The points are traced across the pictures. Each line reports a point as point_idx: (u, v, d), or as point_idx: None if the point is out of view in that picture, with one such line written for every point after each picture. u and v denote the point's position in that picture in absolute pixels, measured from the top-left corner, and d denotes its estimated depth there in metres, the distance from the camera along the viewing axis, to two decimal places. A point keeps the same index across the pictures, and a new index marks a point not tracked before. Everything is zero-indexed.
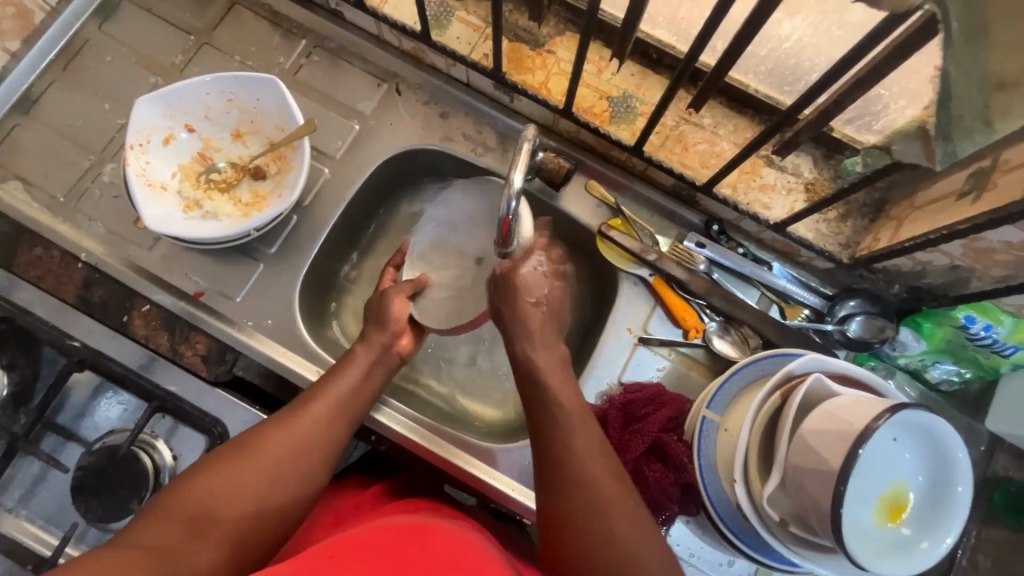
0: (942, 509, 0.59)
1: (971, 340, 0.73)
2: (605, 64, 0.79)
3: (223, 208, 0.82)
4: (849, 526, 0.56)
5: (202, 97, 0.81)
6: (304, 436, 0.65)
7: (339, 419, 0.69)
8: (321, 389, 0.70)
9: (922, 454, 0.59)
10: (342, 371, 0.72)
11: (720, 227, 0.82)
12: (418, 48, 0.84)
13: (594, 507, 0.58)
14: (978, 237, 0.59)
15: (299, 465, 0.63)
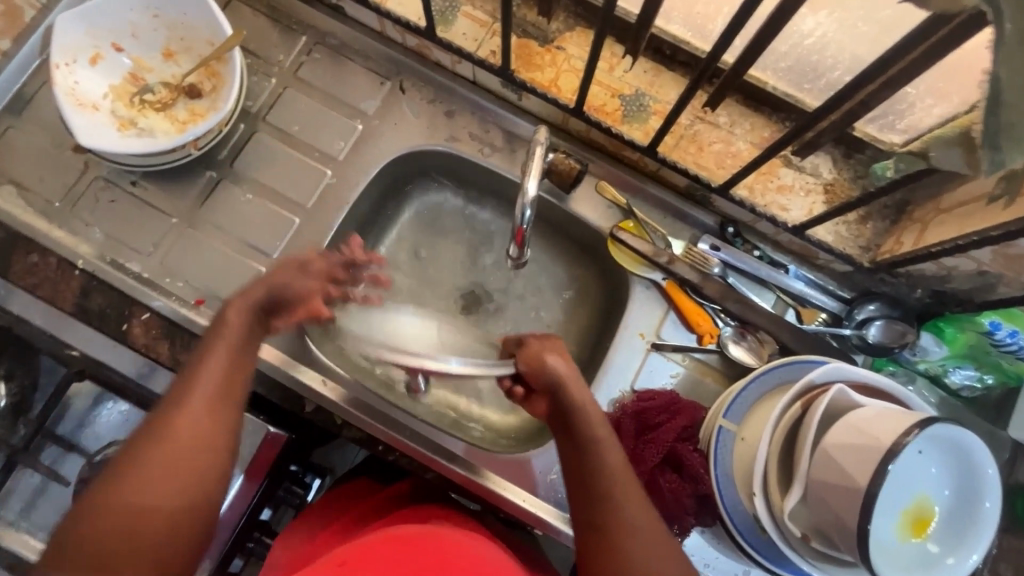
0: (968, 526, 0.57)
1: (995, 347, 0.71)
2: (617, 61, 0.76)
3: (159, 125, 0.79)
4: (873, 542, 0.54)
5: (124, 12, 0.78)
6: (186, 429, 0.54)
7: (222, 394, 0.57)
8: (193, 376, 0.57)
9: (947, 469, 0.57)
10: (206, 348, 0.59)
11: (735, 229, 0.80)
12: (422, 45, 0.81)
13: (633, 552, 0.55)
14: (1010, 243, 0.57)
15: (199, 457, 0.54)
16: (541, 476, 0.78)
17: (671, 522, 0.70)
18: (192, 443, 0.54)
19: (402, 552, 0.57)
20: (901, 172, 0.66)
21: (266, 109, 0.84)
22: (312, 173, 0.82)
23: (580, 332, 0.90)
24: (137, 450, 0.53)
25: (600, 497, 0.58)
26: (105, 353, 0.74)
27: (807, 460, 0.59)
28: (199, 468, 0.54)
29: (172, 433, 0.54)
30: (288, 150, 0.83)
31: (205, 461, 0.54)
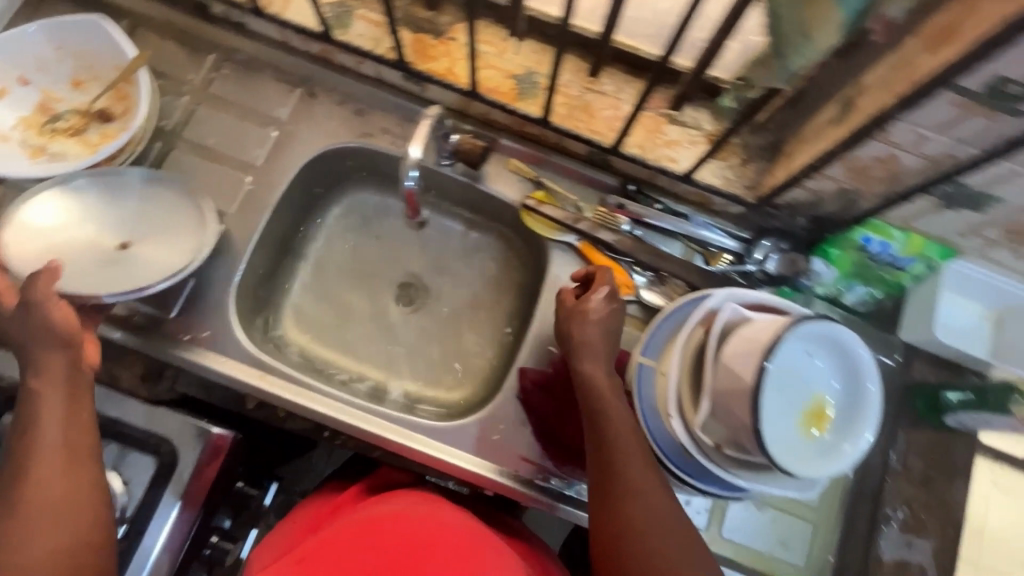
0: (857, 411, 0.64)
1: (873, 259, 0.78)
2: (505, 45, 0.82)
3: (71, 151, 0.81)
4: (771, 435, 0.60)
5: (27, 47, 0.80)
6: (40, 491, 0.59)
7: (63, 448, 0.61)
8: (30, 449, 0.60)
9: (829, 362, 0.63)
10: (35, 422, 0.61)
11: (637, 186, 0.87)
12: (324, 49, 0.86)
13: (644, 521, 0.62)
14: (852, 156, 0.64)
15: (54, 506, 0.59)
16: (486, 441, 0.79)
17: None
18: (48, 501, 0.59)
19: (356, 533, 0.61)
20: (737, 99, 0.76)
21: (181, 126, 0.87)
22: (232, 181, 0.85)
23: (512, 304, 0.94)
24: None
25: (614, 469, 0.65)
26: None
27: (711, 373, 0.65)
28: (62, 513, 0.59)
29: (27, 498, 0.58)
30: (206, 162, 0.86)
31: (75, 501, 0.60)
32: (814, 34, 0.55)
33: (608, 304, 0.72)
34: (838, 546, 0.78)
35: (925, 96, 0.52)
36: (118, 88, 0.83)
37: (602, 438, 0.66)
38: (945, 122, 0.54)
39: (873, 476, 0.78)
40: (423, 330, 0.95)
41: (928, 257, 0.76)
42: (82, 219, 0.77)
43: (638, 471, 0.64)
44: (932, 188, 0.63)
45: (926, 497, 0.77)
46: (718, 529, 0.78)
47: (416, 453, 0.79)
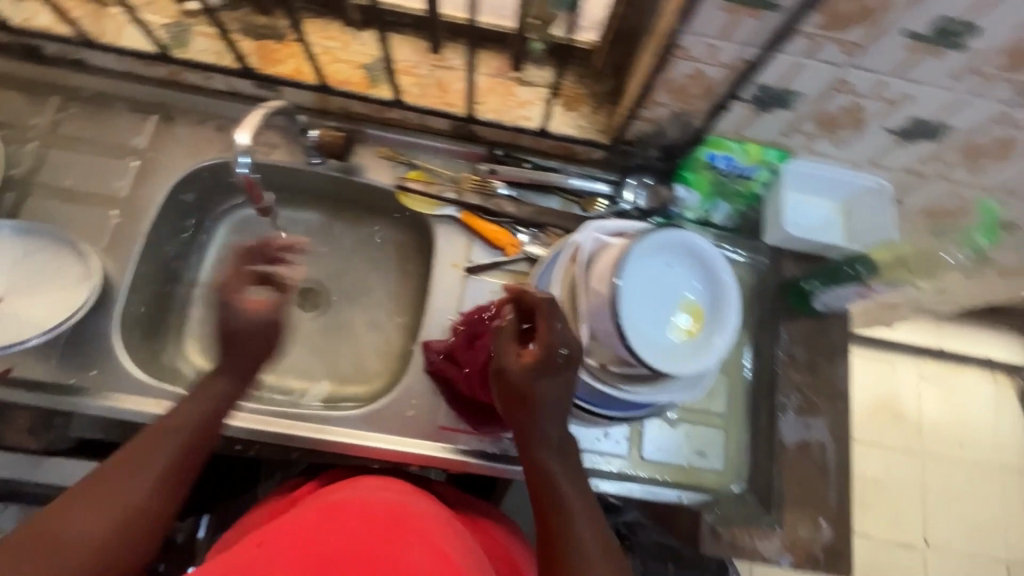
0: (720, 307, 0.69)
1: (724, 175, 0.85)
2: (348, 38, 0.86)
3: None
4: (642, 339, 0.65)
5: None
6: (186, 460, 0.59)
7: (194, 451, 0.61)
8: (172, 423, 0.61)
9: (687, 269, 0.70)
10: (197, 399, 0.64)
11: (503, 151, 0.90)
12: (170, 71, 0.86)
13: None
14: (668, 78, 0.70)
15: (168, 489, 0.57)
16: (401, 417, 0.80)
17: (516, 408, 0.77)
18: (174, 480, 0.58)
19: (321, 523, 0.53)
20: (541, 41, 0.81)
21: (33, 172, 0.84)
22: (97, 217, 0.83)
23: (413, 289, 0.95)
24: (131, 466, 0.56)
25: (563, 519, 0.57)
26: None
27: (583, 299, 0.68)
28: (161, 505, 0.56)
29: (172, 462, 0.58)
30: (66, 204, 0.84)
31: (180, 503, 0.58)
32: None
33: (569, 373, 0.61)
34: (748, 445, 0.82)
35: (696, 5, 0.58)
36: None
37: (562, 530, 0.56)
38: (724, 27, 0.61)
39: (765, 372, 0.84)
40: (330, 331, 0.94)
41: (769, 162, 0.83)
42: None
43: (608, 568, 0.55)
44: (741, 93, 0.70)
45: (814, 381, 0.83)
46: (639, 453, 0.81)
47: (333, 444, 0.78)
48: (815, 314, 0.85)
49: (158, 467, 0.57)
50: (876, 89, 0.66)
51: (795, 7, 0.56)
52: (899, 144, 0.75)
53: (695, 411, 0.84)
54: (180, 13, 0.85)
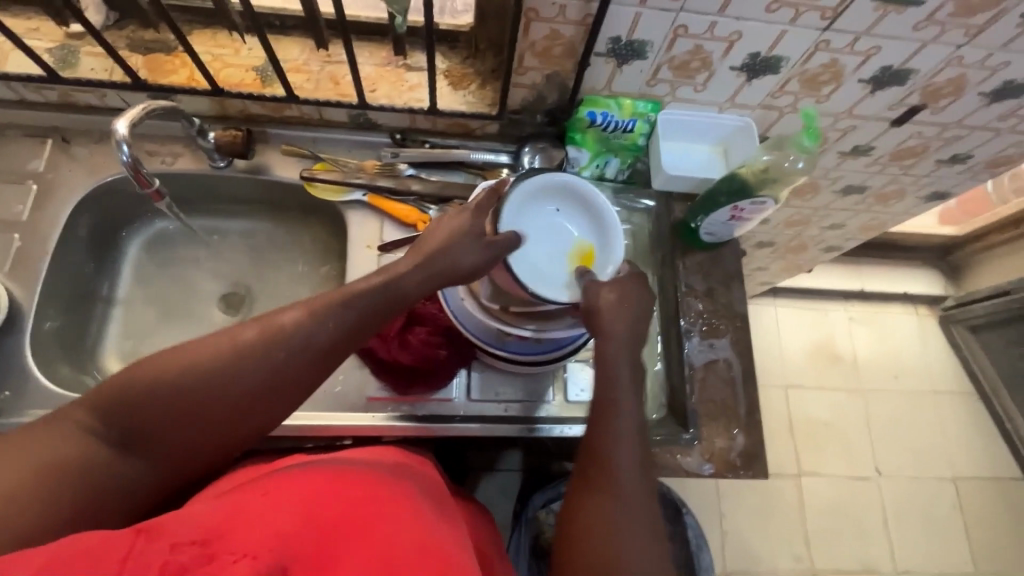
0: (605, 240, 0.76)
1: (607, 132, 0.91)
2: (237, 45, 0.89)
3: None
4: (531, 275, 0.70)
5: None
6: (229, 389, 0.56)
7: (320, 354, 0.60)
8: (343, 309, 0.61)
9: (568, 209, 0.76)
10: (351, 302, 0.62)
11: (403, 135, 0.96)
12: (62, 93, 0.87)
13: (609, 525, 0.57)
14: (531, 42, 0.77)
15: (204, 416, 0.56)
16: (330, 394, 0.83)
17: (436, 365, 0.82)
18: (209, 410, 0.56)
19: (328, 490, 0.53)
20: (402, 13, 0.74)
21: None
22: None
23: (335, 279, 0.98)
24: (146, 372, 0.55)
25: (600, 455, 0.61)
26: None
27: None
28: (199, 431, 0.57)
29: (198, 387, 0.56)
30: None
31: (230, 431, 0.58)
32: None
33: (640, 301, 0.70)
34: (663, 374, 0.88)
35: None
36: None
37: (603, 459, 0.61)
38: None
39: (670, 305, 0.91)
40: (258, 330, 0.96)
41: (643, 113, 0.90)
42: None
43: (635, 497, 0.59)
44: (597, 48, 0.77)
45: (713, 306, 0.90)
46: (564, 397, 0.85)
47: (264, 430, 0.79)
48: (707, 247, 0.93)
49: (193, 382, 0.55)
50: (710, 29, 0.75)
51: None
52: (747, 80, 0.84)
53: None
54: (65, 36, 0.87)
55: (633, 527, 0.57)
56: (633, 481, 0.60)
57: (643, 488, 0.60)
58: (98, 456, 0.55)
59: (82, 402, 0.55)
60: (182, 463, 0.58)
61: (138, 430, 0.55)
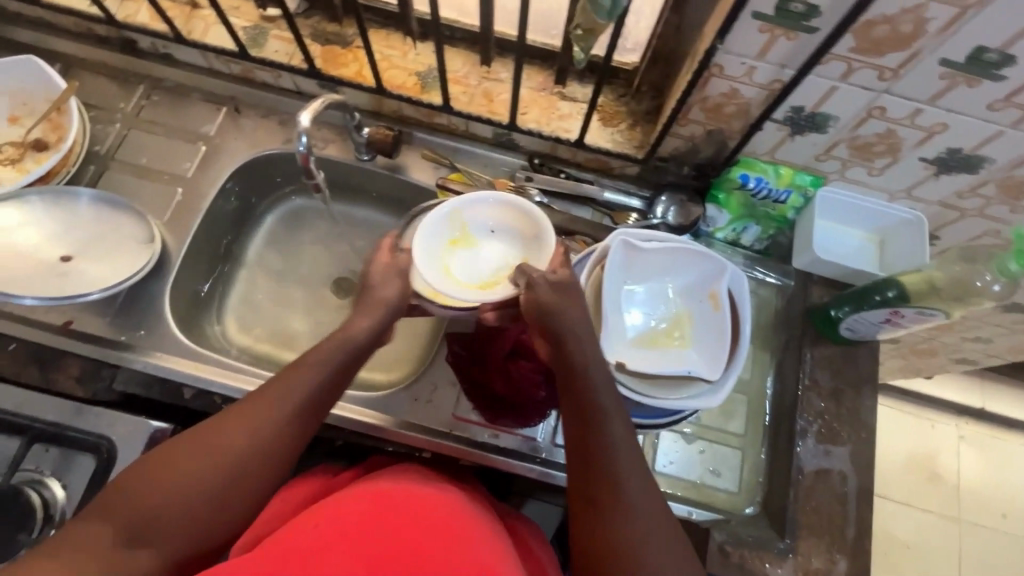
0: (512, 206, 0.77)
1: (755, 197, 0.86)
2: (406, 48, 0.92)
3: (6, 176, 0.87)
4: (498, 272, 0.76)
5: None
6: (228, 466, 0.56)
7: (313, 398, 0.62)
8: (316, 367, 0.63)
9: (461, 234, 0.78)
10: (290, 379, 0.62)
11: (541, 160, 0.95)
12: (245, 68, 0.94)
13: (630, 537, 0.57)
14: (705, 96, 0.73)
15: (211, 494, 0.55)
16: (421, 401, 0.83)
17: (530, 402, 0.79)
18: (238, 486, 0.57)
19: (375, 511, 0.55)
20: (586, 50, 0.68)
21: (113, 149, 0.93)
22: (164, 193, 0.91)
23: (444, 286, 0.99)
24: (150, 470, 0.55)
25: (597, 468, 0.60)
26: None
27: (608, 290, 0.72)
28: (220, 511, 0.56)
29: (203, 470, 0.56)
30: (139, 179, 0.92)
31: (238, 502, 0.57)
32: None
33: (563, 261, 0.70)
34: (765, 466, 0.82)
35: (735, 26, 0.61)
36: (51, 119, 0.89)
37: (590, 462, 0.61)
38: (761, 48, 0.63)
39: (786, 395, 0.84)
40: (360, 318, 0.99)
41: (801, 186, 0.83)
42: (20, 224, 0.81)
43: (645, 509, 0.59)
44: (775, 114, 0.72)
45: (837, 409, 0.82)
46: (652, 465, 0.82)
47: (354, 422, 0.81)
48: (841, 341, 0.84)
49: (213, 464, 0.56)
50: (911, 116, 0.67)
51: (831, 29, 0.59)
52: (934, 175, 0.75)
53: (713, 429, 0.84)
54: (260, 17, 0.93)
55: (640, 518, 0.58)
56: (631, 471, 0.60)
57: (642, 476, 0.60)
58: (115, 553, 0.50)
59: (97, 510, 0.52)
60: (204, 545, 0.55)
61: (149, 529, 0.52)
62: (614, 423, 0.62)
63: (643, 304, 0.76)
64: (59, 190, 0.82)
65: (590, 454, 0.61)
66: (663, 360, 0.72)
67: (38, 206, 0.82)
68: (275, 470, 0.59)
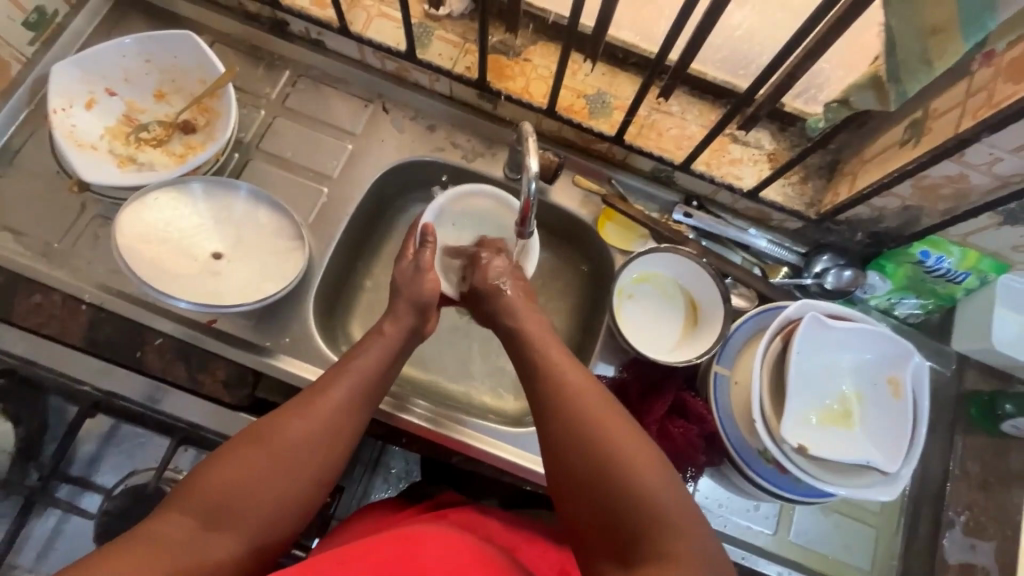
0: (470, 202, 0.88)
1: (928, 273, 0.82)
2: (578, 67, 0.87)
3: (158, 160, 0.83)
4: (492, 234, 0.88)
5: (117, 59, 0.82)
6: (286, 452, 0.60)
7: (363, 400, 0.67)
8: (351, 365, 0.69)
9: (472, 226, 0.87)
10: (335, 379, 0.67)
11: (699, 203, 0.90)
12: (401, 68, 0.89)
13: (626, 495, 0.55)
14: (923, 175, 0.69)
15: (283, 478, 0.59)
16: None
17: (685, 463, 0.78)
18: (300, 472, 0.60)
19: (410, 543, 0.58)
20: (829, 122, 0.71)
21: (257, 137, 0.89)
22: (310, 193, 0.87)
23: (573, 318, 0.96)
24: (222, 460, 0.58)
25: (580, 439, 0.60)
26: (119, 386, 0.75)
27: (791, 368, 0.70)
28: (286, 493, 0.59)
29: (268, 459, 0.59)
30: (283, 173, 0.88)
31: (301, 489, 0.60)
32: (935, 63, 0.49)
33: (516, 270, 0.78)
34: (900, 549, 0.81)
35: (1007, 121, 0.57)
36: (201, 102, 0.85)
37: (569, 418, 0.62)
38: (1020, 145, 0.60)
39: (931, 483, 0.82)
40: (486, 339, 0.96)
41: (981, 271, 0.80)
42: (177, 214, 0.78)
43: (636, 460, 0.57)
44: (997, 206, 0.68)
45: (985, 502, 0.80)
46: (785, 534, 0.81)
47: (496, 457, 0.82)
48: (995, 432, 0.82)
49: (275, 454, 0.60)
50: None
51: None
52: None
53: (852, 505, 0.83)
54: (425, 15, 0.88)
55: (606, 431, 0.59)
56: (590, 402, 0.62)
57: (600, 407, 0.62)
58: (190, 532, 0.54)
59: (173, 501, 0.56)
60: (272, 530, 0.59)
61: (224, 512, 0.56)
62: (567, 374, 0.65)
63: (814, 381, 0.73)
64: (218, 181, 0.79)
65: (556, 382, 0.65)
66: (837, 445, 0.70)
67: (197, 198, 0.80)
68: (336, 459, 0.63)
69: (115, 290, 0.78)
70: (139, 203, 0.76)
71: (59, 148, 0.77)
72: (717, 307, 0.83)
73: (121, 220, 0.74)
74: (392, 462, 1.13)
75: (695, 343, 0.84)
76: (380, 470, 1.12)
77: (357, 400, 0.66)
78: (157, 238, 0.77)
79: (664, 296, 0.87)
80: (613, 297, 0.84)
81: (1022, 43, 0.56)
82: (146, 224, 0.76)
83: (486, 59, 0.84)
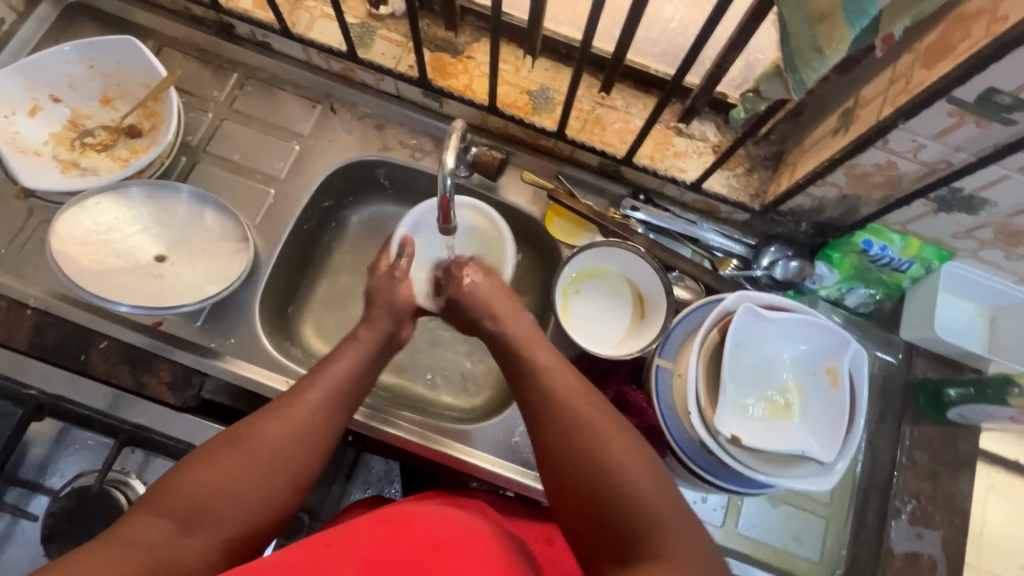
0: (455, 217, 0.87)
1: (874, 263, 0.81)
2: (520, 63, 0.87)
3: (101, 164, 0.84)
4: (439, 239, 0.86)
5: (60, 66, 0.83)
6: (262, 454, 0.60)
7: (338, 402, 0.68)
8: (325, 370, 0.70)
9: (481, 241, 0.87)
10: (308, 384, 0.67)
11: (646, 196, 0.90)
12: (347, 68, 0.89)
13: (619, 487, 0.54)
14: (854, 163, 0.69)
15: (259, 479, 0.59)
16: (510, 440, 0.82)
17: None
18: (275, 473, 0.60)
19: (387, 539, 0.54)
20: (750, 112, 0.70)
21: (206, 141, 0.89)
22: (257, 195, 0.88)
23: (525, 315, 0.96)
24: (199, 462, 0.58)
25: (570, 435, 0.59)
26: (63, 389, 0.76)
27: (726, 360, 0.70)
28: (262, 494, 0.59)
29: (243, 462, 0.59)
30: (231, 175, 0.88)
31: (277, 491, 0.60)
32: (826, 51, 0.50)
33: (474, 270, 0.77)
34: (850, 539, 0.81)
35: (923, 107, 0.57)
36: (146, 106, 0.86)
37: (558, 413, 0.61)
38: (941, 130, 0.59)
39: (880, 472, 0.82)
40: (440, 337, 0.96)
41: (925, 259, 0.79)
42: (119, 219, 0.79)
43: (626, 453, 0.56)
44: (929, 193, 0.68)
45: (930, 489, 0.81)
46: (733, 526, 0.81)
47: (442, 454, 0.81)
48: (940, 419, 0.83)
49: (251, 456, 0.60)
50: None
51: None
52: None
53: (801, 496, 0.82)
54: (367, 15, 0.88)
55: (594, 426, 0.59)
56: (585, 411, 0.60)
57: (599, 415, 0.60)
58: (168, 535, 0.53)
59: (149, 504, 0.55)
60: (245, 533, 0.58)
61: (202, 513, 0.55)
62: (563, 383, 0.63)
63: (754, 373, 0.73)
64: (158, 183, 0.80)
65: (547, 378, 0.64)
66: (775, 436, 0.70)
67: (138, 201, 0.80)
68: (315, 459, 0.64)
69: (60, 294, 0.78)
70: (77, 209, 0.77)
71: (2, 155, 0.78)
72: (660, 297, 0.83)
73: (56, 225, 0.75)
74: (371, 462, 1.04)
75: (640, 336, 0.83)
76: (359, 469, 1.02)
77: (330, 404, 0.67)
78: (98, 243, 0.78)
79: (610, 290, 0.88)
80: (557, 293, 0.84)
81: (935, 28, 0.56)
82: (87, 230, 0.77)
83: (427, 57, 0.85)
